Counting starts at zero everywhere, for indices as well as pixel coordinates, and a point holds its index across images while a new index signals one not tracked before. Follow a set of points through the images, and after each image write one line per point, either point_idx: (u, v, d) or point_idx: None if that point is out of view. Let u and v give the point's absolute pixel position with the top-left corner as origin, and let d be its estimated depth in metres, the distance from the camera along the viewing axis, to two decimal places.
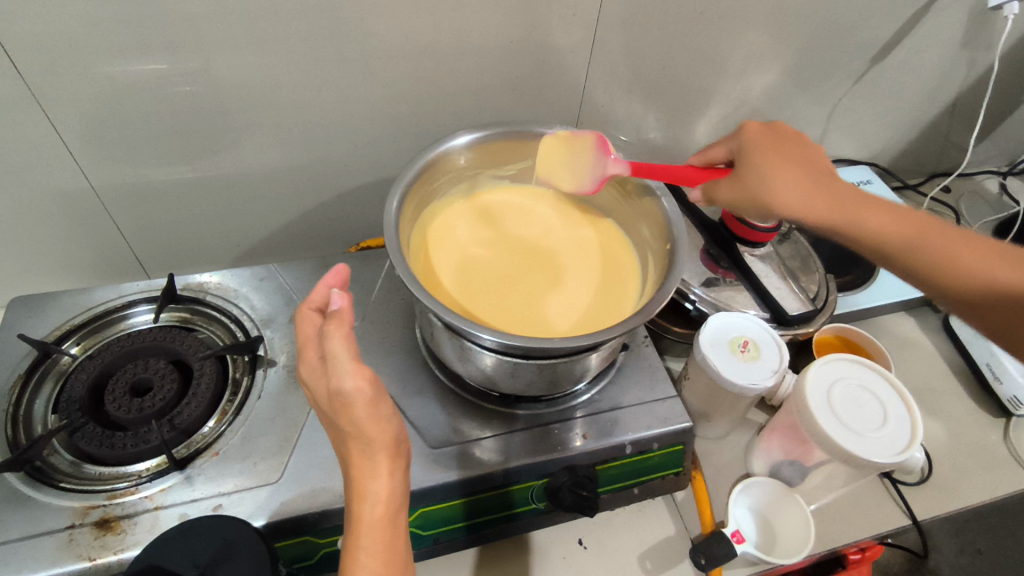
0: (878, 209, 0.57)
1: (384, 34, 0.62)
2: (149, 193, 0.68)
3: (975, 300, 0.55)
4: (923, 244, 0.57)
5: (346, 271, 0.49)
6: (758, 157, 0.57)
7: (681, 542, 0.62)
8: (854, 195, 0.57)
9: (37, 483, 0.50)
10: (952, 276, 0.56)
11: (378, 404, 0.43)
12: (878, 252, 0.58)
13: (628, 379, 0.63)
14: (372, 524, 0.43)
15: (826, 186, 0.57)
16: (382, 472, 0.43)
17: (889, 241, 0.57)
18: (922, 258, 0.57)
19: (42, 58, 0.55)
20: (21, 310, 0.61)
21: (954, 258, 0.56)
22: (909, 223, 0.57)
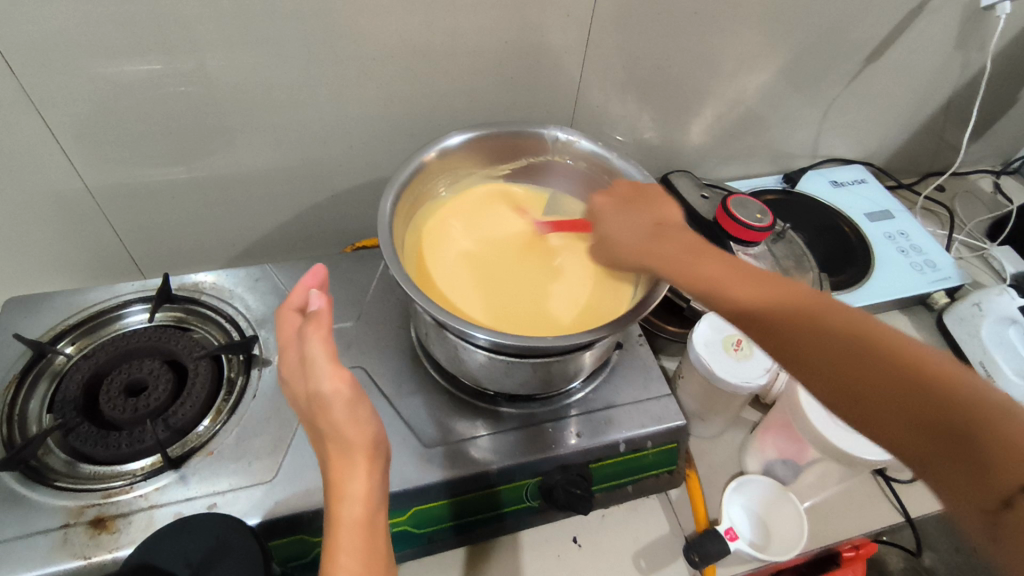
0: (798, 289, 0.45)
1: (377, 34, 0.62)
2: (143, 194, 0.68)
3: (886, 406, 0.38)
4: (793, 311, 0.44)
5: (324, 271, 0.50)
6: (606, 219, 0.59)
7: (675, 540, 0.62)
8: (708, 257, 0.50)
9: (32, 482, 0.50)
10: (913, 369, 0.37)
11: (356, 406, 0.45)
12: (787, 325, 0.43)
13: (622, 378, 0.63)
14: (351, 526, 0.41)
15: (657, 241, 0.54)
16: (360, 472, 0.43)
17: (797, 315, 0.43)
18: (821, 345, 0.41)
19: (36, 59, 0.55)
20: (16, 310, 0.61)
21: (859, 343, 0.40)
22: (787, 295, 0.45)
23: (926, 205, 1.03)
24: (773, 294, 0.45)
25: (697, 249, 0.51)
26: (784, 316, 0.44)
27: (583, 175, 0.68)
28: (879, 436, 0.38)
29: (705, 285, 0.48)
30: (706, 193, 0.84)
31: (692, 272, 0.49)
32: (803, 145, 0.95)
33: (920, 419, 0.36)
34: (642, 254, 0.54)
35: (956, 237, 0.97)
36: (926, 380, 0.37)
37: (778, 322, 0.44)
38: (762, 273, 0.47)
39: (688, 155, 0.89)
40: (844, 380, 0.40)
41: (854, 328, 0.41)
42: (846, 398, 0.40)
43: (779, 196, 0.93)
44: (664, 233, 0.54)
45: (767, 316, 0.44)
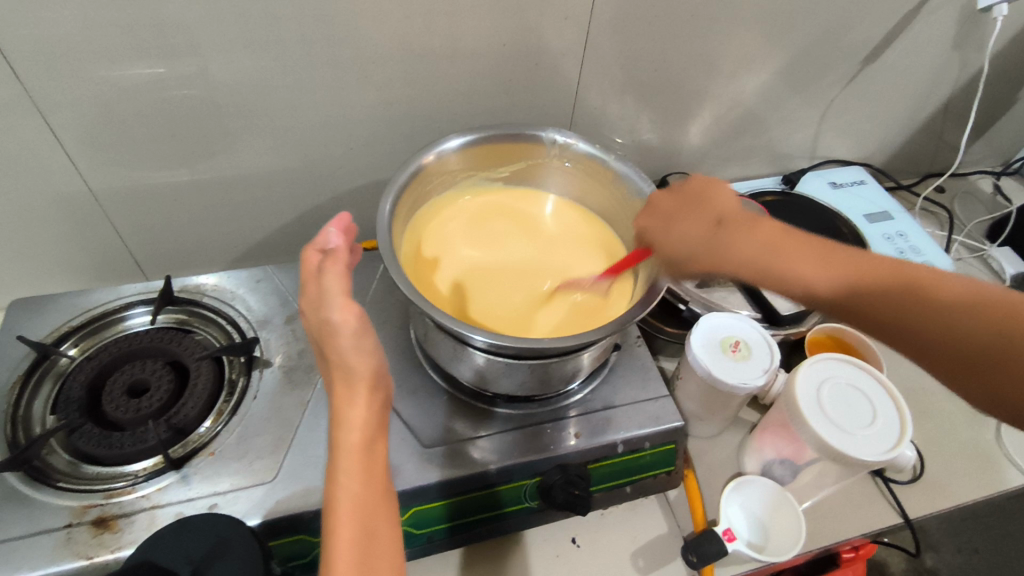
0: (858, 259, 0.50)
1: (377, 38, 0.62)
2: (145, 196, 0.69)
3: (981, 372, 0.45)
4: (889, 281, 0.48)
5: (349, 217, 0.50)
6: (661, 232, 0.56)
7: (673, 540, 0.62)
8: (787, 233, 0.53)
9: (35, 482, 0.51)
10: (960, 331, 0.45)
11: (363, 337, 0.45)
12: (864, 312, 0.49)
13: (620, 379, 0.64)
14: (349, 450, 0.42)
15: (718, 236, 0.54)
16: (358, 403, 0.43)
17: (871, 300, 0.48)
18: (873, 313, 0.48)
19: (40, 63, 0.55)
20: (20, 311, 0.62)
21: (914, 303, 0.47)
22: (844, 265, 0.50)
23: (926, 205, 1.03)
24: (866, 272, 0.49)
25: (765, 231, 0.53)
26: (862, 293, 0.49)
27: (582, 178, 0.68)
28: (976, 399, 0.46)
29: (772, 279, 0.51)
30: None
31: (743, 258, 0.52)
32: (802, 146, 0.95)
33: (1017, 381, 0.43)
34: (726, 266, 0.53)
35: (955, 237, 0.97)
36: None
37: (867, 306, 0.48)
38: (830, 246, 0.52)
39: (687, 157, 0.90)
40: (937, 354, 0.46)
41: (957, 298, 0.46)
42: (936, 360, 0.47)
43: (779, 196, 0.92)
44: (737, 219, 0.54)
45: (859, 302, 0.49)
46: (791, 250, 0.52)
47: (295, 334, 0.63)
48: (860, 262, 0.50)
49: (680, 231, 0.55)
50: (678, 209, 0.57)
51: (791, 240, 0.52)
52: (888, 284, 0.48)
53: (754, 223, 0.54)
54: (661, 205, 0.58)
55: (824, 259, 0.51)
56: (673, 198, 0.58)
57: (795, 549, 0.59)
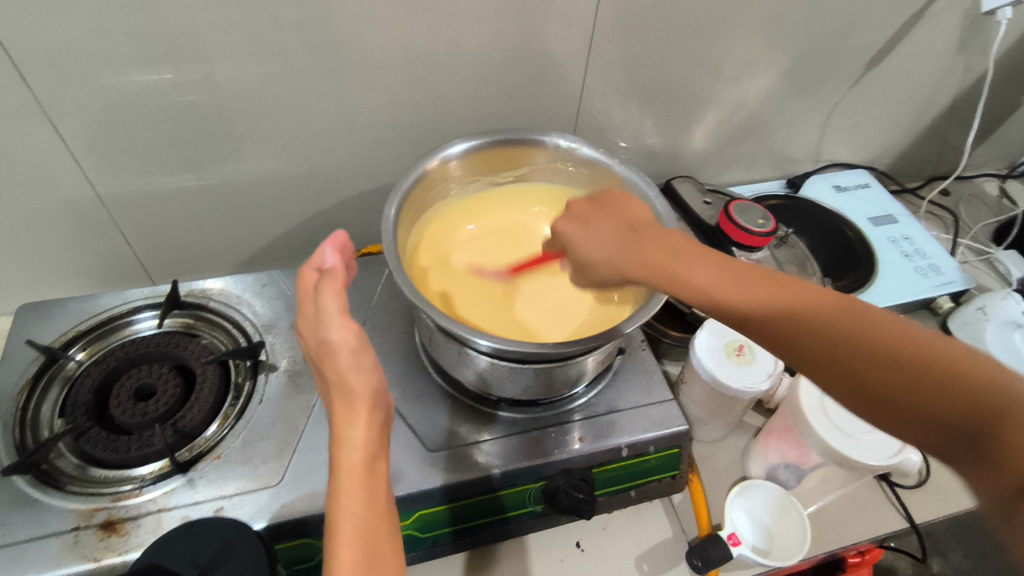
0: (762, 283, 0.43)
1: (382, 44, 0.63)
2: (152, 201, 0.70)
3: (929, 421, 0.36)
4: (844, 332, 0.40)
5: (345, 235, 0.51)
6: (579, 232, 0.53)
7: (678, 544, 0.62)
8: (726, 264, 0.45)
9: (43, 486, 0.51)
10: (931, 369, 0.37)
11: (361, 355, 0.45)
12: (775, 334, 0.42)
13: (624, 383, 0.64)
14: (350, 471, 0.42)
15: (634, 240, 0.49)
16: (360, 420, 0.44)
17: (783, 322, 0.41)
18: (806, 334, 0.41)
19: (49, 70, 0.56)
20: (28, 316, 0.62)
21: (867, 337, 0.39)
22: (791, 297, 0.42)
23: (931, 209, 1.02)
24: (784, 288, 0.43)
25: (671, 244, 0.47)
26: (812, 341, 0.41)
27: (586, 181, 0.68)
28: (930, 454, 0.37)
29: (677, 278, 0.45)
30: (708, 198, 0.84)
31: (681, 281, 0.45)
32: (806, 150, 0.95)
33: (951, 431, 0.35)
34: (633, 269, 0.48)
35: (961, 241, 0.96)
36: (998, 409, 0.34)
37: (767, 325, 0.42)
38: (740, 266, 0.44)
39: (691, 161, 0.90)
40: (876, 395, 0.39)
41: (849, 334, 0.40)
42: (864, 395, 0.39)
43: (780, 201, 0.93)
44: (647, 232, 0.49)
45: (775, 326, 0.42)
46: (720, 268, 0.45)
47: (300, 338, 0.63)
48: (816, 307, 0.41)
49: (614, 251, 0.50)
50: (636, 226, 0.51)
51: (731, 269, 0.44)
52: (840, 325, 0.40)
53: (687, 243, 0.47)
54: (582, 224, 0.54)
55: (771, 293, 0.42)
56: (608, 207, 0.54)
57: (802, 552, 0.59)
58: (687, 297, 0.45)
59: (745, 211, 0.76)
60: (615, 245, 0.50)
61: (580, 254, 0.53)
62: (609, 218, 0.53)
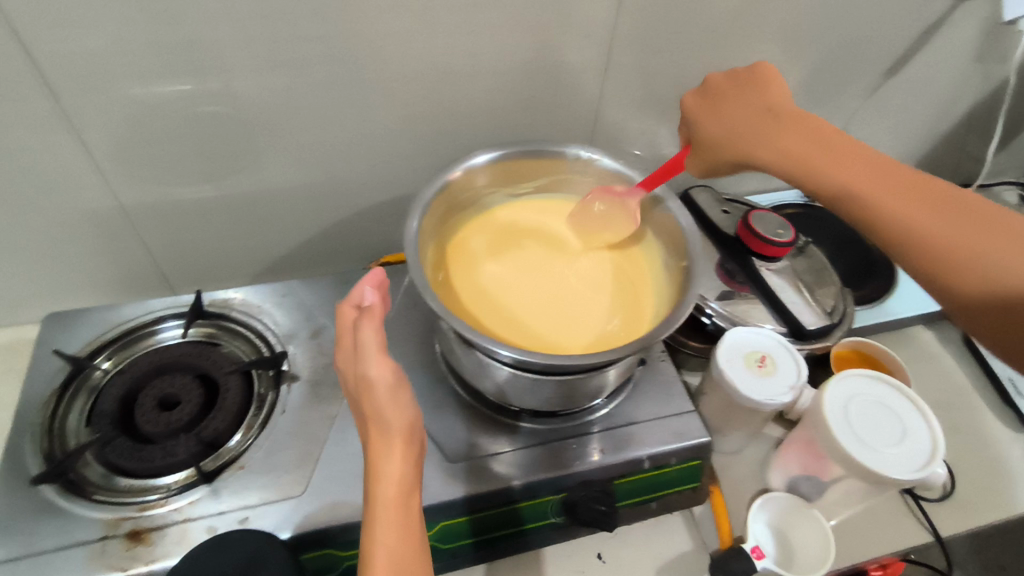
0: (882, 197, 0.48)
1: (401, 55, 0.63)
2: (174, 211, 0.70)
3: (970, 308, 0.45)
4: (935, 222, 0.47)
5: (382, 274, 0.51)
6: (704, 109, 0.60)
7: (699, 556, 0.62)
8: (871, 166, 0.50)
9: (71, 495, 0.52)
10: (956, 258, 0.45)
11: (398, 390, 0.45)
12: (850, 214, 0.50)
13: (644, 394, 0.64)
14: (387, 505, 0.42)
15: (772, 125, 0.55)
16: (395, 455, 0.44)
17: (856, 210, 0.50)
18: (851, 217, 0.50)
19: (75, 82, 0.57)
20: (54, 325, 0.63)
21: (901, 227, 0.47)
22: (898, 182, 0.49)
23: None
24: (898, 191, 0.48)
25: (789, 126, 0.54)
26: (852, 221, 0.50)
27: None
28: (998, 340, 0.44)
29: (753, 158, 0.55)
30: (726, 208, 0.84)
31: (771, 146, 0.54)
32: None
33: (997, 310, 0.44)
34: (738, 130, 0.56)
35: None
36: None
37: (845, 212, 0.50)
38: (888, 165, 0.50)
39: None
40: (956, 281, 0.45)
41: (908, 230, 0.47)
42: (942, 277, 0.46)
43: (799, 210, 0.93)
44: (788, 117, 0.55)
45: (870, 202, 0.49)
46: (849, 160, 0.51)
47: (321, 348, 0.64)
48: (921, 210, 0.47)
49: (739, 126, 0.56)
50: (778, 111, 0.55)
51: (898, 178, 0.49)
52: (957, 230, 0.46)
53: (863, 148, 0.52)
54: (696, 105, 0.60)
55: (931, 203, 0.47)
56: (723, 96, 0.59)
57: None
58: (795, 176, 0.52)
59: (766, 222, 0.77)
60: (752, 130, 0.55)
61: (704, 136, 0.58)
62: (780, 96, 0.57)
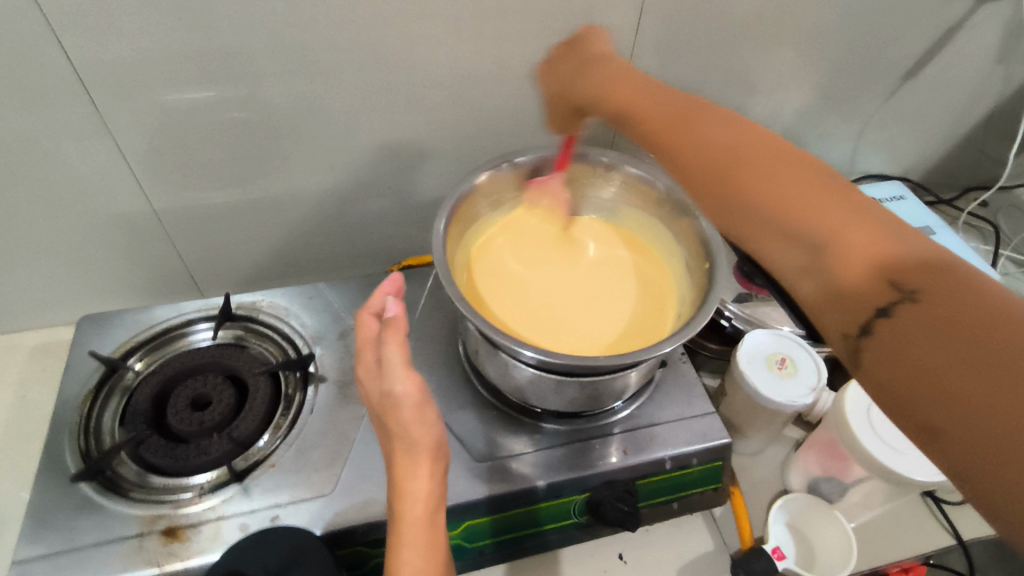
0: (760, 162, 0.37)
1: (426, 62, 0.64)
2: (203, 216, 0.72)
3: (833, 313, 0.31)
4: (782, 190, 0.35)
5: (402, 280, 0.52)
6: (591, 87, 0.53)
7: (721, 556, 0.62)
8: (739, 130, 0.40)
9: (108, 492, 0.53)
10: (823, 242, 0.32)
11: (424, 409, 0.47)
12: (720, 198, 0.38)
13: (665, 396, 0.64)
14: (414, 524, 0.44)
15: (650, 101, 0.47)
16: (422, 473, 0.45)
17: (717, 185, 0.38)
18: (729, 201, 0.37)
19: (112, 89, 0.59)
20: (89, 327, 0.65)
21: (773, 199, 0.35)
22: (766, 146, 0.38)
23: (969, 220, 1.01)
24: (728, 157, 0.38)
25: (667, 106, 0.46)
26: (715, 192, 0.38)
27: (627, 198, 0.69)
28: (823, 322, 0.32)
29: (639, 126, 0.47)
30: None
31: (636, 120, 0.48)
32: (841, 161, 0.95)
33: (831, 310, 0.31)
34: (614, 104, 0.50)
35: (1001, 253, 0.95)
36: (895, 270, 0.29)
37: (709, 195, 0.39)
38: (756, 130, 0.40)
39: None
40: (795, 274, 0.33)
41: (793, 202, 0.34)
42: (767, 244, 0.35)
43: None
44: (676, 99, 0.47)
45: (729, 160, 0.38)
46: (703, 119, 0.43)
47: (347, 350, 0.65)
48: (803, 179, 0.35)
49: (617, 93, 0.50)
50: (628, 106, 0.49)
51: (762, 147, 0.38)
52: (787, 191, 0.35)
53: (703, 112, 0.43)
54: (568, 74, 0.58)
55: (779, 169, 0.36)
56: (589, 59, 0.56)
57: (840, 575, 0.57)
58: (670, 146, 0.43)
59: None
60: (630, 113, 0.48)
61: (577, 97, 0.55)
62: (620, 66, 0.53)
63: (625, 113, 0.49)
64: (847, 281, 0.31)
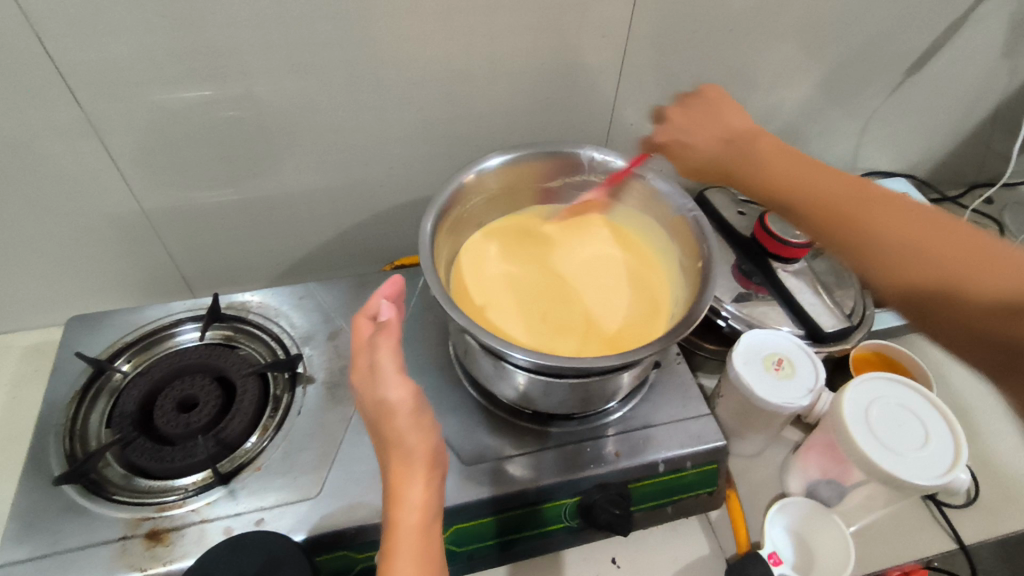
0: (876, 211, 0.51)
1: (418, 59, 0.64)
2: (194, 215, 0.71)
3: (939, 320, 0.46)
4: (900, 231, 0.49)
5: (401, 282, 0.51)
6: (692, 126, 0.62)
7: (717, 561, 0.61)
8: (852, 189, 0.53)
9: (93, 494, 0.53)
10: (954, 272, 0.46)
11: (419, 415, 0.45)
12: (854, 243, 0.51)
13: (660, 397, 0.63)
14: (409, 533, 0.43)
15: (752, 151, 0.58)
16: (418, 480, 0.44)
17: (846, 215, 0.52)
18: (875, 243, 0.50)
19: (100, 88, 0.58)
20: (77, 328, 0.64)
21: (912, 229, 0.49)
22: (893, 205, 0.51)
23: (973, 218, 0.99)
24: (905, 221, 0.49)
25: (789, 154, 0.57)
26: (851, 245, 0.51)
27: (618, 193, 0.68)
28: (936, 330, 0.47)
29: (747, 180, 0.57)
30: (743, 209, 0.83)
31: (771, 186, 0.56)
32: (843, 158, 0.94)
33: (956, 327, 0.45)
34: (762, 167, 0.57)
35: None
36: (970, 275, 0.45)
37: (878, 239, 0.50)
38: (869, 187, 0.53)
39: None
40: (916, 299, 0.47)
41: (958, 230, 0.48)
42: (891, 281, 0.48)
43: None
44: (778, 147, 0.58)
45: (858, 225, 0.51)
46: (824, 183, 0.54)
47: (338, 351, 0.64)
48: (931, 217, 0.49)
49: (691, 140, 0.61)
50: (749, 135, 0.59)
51: (885, 206, 0.51)
52: (910, 229, 0.49)
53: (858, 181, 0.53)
54: (679, 121, 0.63)
55: (900, 220, 0.50)
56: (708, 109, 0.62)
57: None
58: (790, 208, 0.55)
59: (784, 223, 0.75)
60: (747, 151, 0.58)
61: (694, 164, 0.61)
62: (711, 120, 0.61)
63: (726, 165, 0.59)
64: (959, 292, 0.45)
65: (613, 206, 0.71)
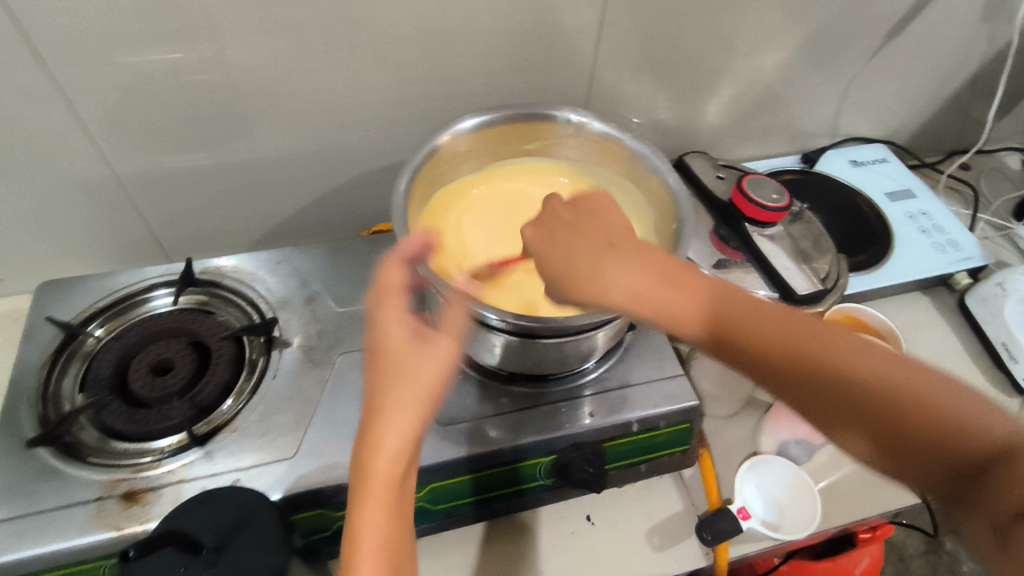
0: (839, 349, 0.43)
1: (393, 17, 0.62)
2: (167, 179, 0.70)
3: (922, 450, 0.40)
4: (816, 361, 0.43)
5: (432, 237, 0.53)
6: (548, 242, 0.52)
7: (690, 516, 0.63)
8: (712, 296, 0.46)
9: (67, 457, 0.53)
10: (910, 411, 0.41)
11: (421, 362, 0.48)
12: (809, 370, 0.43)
13: (636, 359, 0.64)
14: (380, 478, 0.45)
15: (670, 286, 0.47)
16: (404, 429, 0.46)
17: (843, 382, 0.42)
18: (846, 400, 0.42)
19: (63, 48, 0.56)
20: (48, 292, 0.63)
21: (858, 381, 0.42)
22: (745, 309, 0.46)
23: (950, 183, 1.00)
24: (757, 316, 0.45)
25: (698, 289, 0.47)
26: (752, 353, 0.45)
27: (594, 154, 0.68)
28: (861, 444, 0.43)
29: (747, 334, 0.45)
30: (722, 173, 0.83)
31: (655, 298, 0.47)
32: (823, 124, 0.94)
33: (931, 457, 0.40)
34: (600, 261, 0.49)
35: (980, 217, 0.94)
36: (899, 378, 0.42)
37: (834, 375, 0.43)
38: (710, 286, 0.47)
39: (704, 136, 0.88)
40: (845, 404, 0.42)
41: (879, 377, 0.42)
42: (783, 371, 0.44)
43: (797, 175, 0.92)
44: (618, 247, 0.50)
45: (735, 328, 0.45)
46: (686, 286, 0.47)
47: (314, 315, 0.64)
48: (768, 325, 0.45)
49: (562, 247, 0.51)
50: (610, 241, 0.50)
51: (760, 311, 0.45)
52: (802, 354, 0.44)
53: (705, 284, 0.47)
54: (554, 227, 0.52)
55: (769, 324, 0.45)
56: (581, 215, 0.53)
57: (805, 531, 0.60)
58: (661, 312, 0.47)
59: (761, 186, 0.75)
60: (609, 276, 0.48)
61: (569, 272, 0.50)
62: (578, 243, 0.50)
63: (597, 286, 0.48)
64: (935, 424, 0.40)
65: (580, 165, 0.71)
